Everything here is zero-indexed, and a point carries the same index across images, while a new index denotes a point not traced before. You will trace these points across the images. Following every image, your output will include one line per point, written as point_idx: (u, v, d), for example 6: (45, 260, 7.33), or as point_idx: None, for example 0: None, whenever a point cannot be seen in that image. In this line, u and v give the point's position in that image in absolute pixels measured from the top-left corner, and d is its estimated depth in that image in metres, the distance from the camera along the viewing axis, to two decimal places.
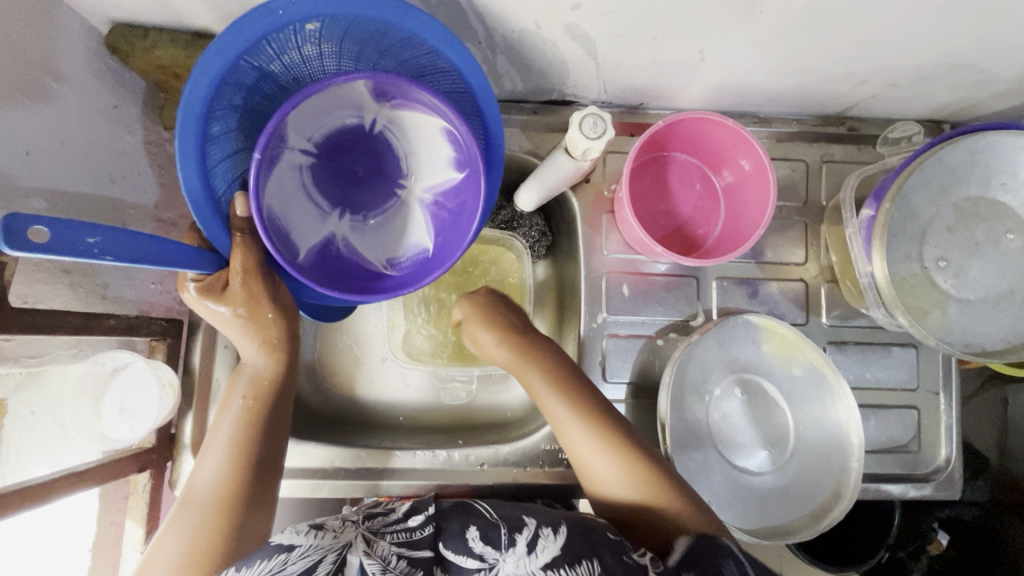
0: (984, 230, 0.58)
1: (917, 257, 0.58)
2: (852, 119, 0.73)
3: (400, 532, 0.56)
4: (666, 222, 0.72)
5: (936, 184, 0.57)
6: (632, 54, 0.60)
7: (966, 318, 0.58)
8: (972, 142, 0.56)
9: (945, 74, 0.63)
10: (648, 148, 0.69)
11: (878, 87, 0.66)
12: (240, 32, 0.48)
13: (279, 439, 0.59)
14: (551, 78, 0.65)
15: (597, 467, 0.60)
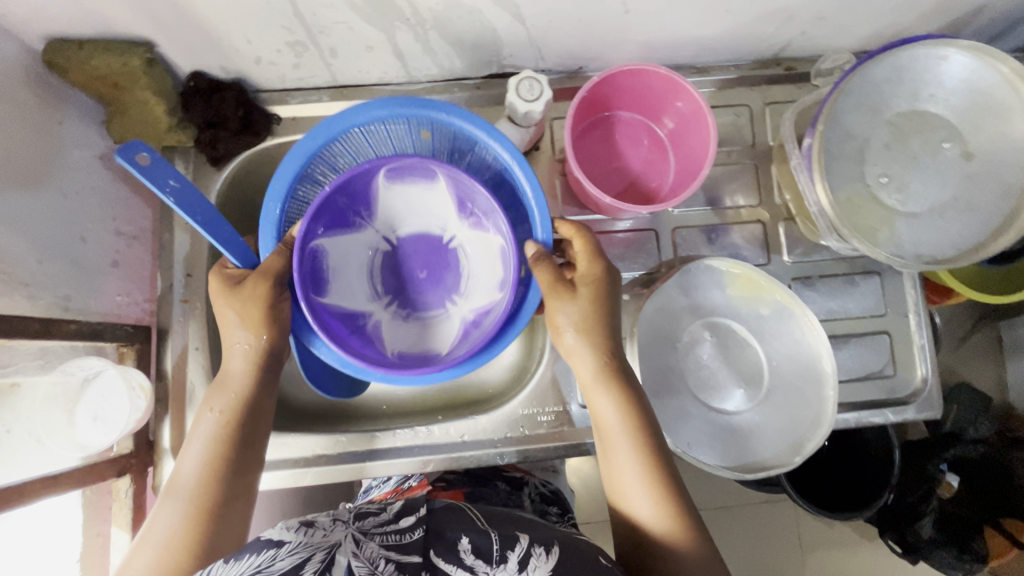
0: (920, 142, 0.59)
1: (859, 176, 0.59)
2: (788, 60, 0.75)
3: (391, 534, 0.52)
4: (620, 179, 0.73)
5: (865, 103, 0.59)
6: (558, 14, 0.61)
7: (914, 231, 0.59)
8: (892, 58, 0.57)
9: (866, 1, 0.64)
10: (591, 109, 0.70)
11: (806, 22, 0.67)
12: (367, 108, 0.58)
13: (257, 445, 0.58)
14: (485, 50, 0.67)
15: (622, 468, 0.58)
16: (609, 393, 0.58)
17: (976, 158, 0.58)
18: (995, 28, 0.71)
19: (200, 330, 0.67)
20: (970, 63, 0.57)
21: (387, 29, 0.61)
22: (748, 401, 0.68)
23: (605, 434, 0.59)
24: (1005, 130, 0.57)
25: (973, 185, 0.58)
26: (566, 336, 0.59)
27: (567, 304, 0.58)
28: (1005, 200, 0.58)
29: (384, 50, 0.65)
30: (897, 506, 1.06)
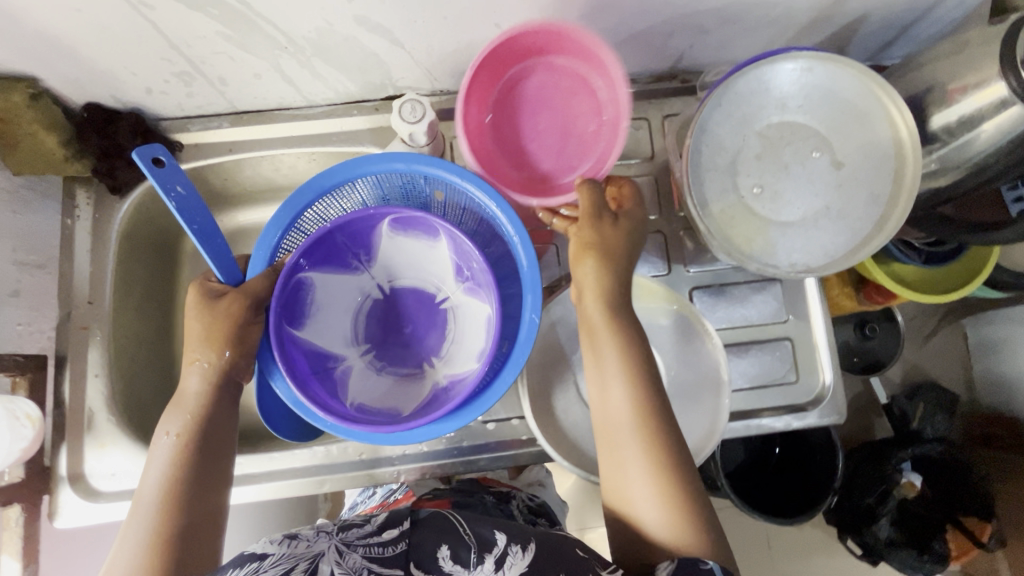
0: (791, 152, 0.59)
1: (732, 187, 0.60)
2: (683, 73, 0.76)
3: (373, 545, 0.51)
4: (554, 137, 0.63)
5: (733, 116, 0.59)
6: (436, 37, 0.62)
7: (788, 239, 0.59)
8: (755, 72, 0.58)
9: (744, 15, 0.65)
10: (499, 68, 0.61)
11: (690, 36, 0.69)
12: (390, 158, 0.57)
13: (218, 467, 0.55)
14: (375, 73, 0.68)
15: (635, 458, 0.54)
16: (623, 369, 0.55)
17: (846, 166, 0.59)
18: (881, 36, 0.72)
19: (100, 357, 0.68)
20: (831, 74, 0.58)
21: (269, 57, 0.63)
22: None
23: (614, 418, 0.55)
24: (870, 138, 0.58)
25: (844, 194, 0.59)
26: (587, 265, 0.56)
27: (608, 232, 0.57)
28: (873, 207, 0.58)
29: (274, 77, 0.66)
30: (855, 511, 1.10)
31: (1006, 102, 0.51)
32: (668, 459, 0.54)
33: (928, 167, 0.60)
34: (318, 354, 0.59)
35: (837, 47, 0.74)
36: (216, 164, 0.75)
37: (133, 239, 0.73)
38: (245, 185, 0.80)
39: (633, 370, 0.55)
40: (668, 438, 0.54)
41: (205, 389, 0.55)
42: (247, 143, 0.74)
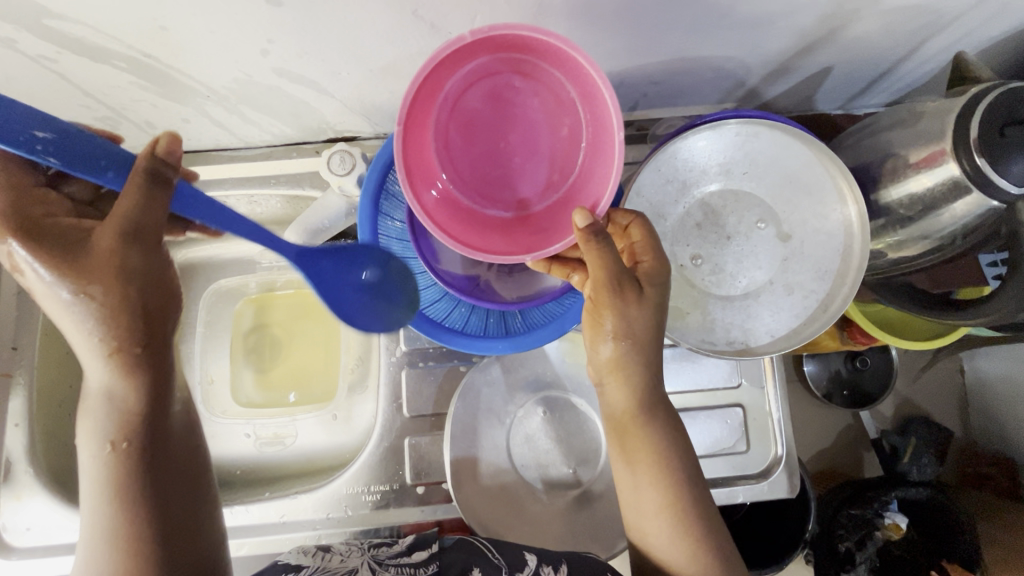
0: (733, 222, 0.57)
1: (671, 256, 0.57)
2: (640, 120, 0.72)
3: (405, 567, 0.55)
4: (523, 156, 0.54)
5: (674, 181, 0.56)
6: (366, 85, 0.59)
7: (727, 311, 0.56)
8: (701, 135, 0.55)
9: (696, 66, 0.62)
10: (425, 123, 0.51)
11: (642, 85, 0.65)
12: None
13: (184, 473, 0.46)
14: (311, 118, 0.65)
15: (661, 541, 0.49)
16: (645, 450, 0.49)
17: (793, 239, 0.56)
18: (849, 88, 0.68)
19: (22, 407, 0.67)
20: (782, 141, 0.54)
21: (193, 104, 0.60)
22: (584, 479, 0.66)
23: (641, 503, 0.50)
24: (820, 211, 0.54)
25: (790, 268, 0.56)
26: (605, 346, 0.49)
27: (630, 310, 0.47)
28: (821, 284, 0.55)
29: (203, 121, 0.64)
30: (832, 555, 1.05)
31: (958, 184, 0.48)
32: (696, 534, 0.48)
33: (889, 239, 0.56)
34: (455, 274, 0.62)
35: (803, 97, 0.70)
36: None
37: None
38: None
39: (659, 439, 0.50)
40: (698, 514, 0.49)
41: (127, 377, 0.41)
42: None
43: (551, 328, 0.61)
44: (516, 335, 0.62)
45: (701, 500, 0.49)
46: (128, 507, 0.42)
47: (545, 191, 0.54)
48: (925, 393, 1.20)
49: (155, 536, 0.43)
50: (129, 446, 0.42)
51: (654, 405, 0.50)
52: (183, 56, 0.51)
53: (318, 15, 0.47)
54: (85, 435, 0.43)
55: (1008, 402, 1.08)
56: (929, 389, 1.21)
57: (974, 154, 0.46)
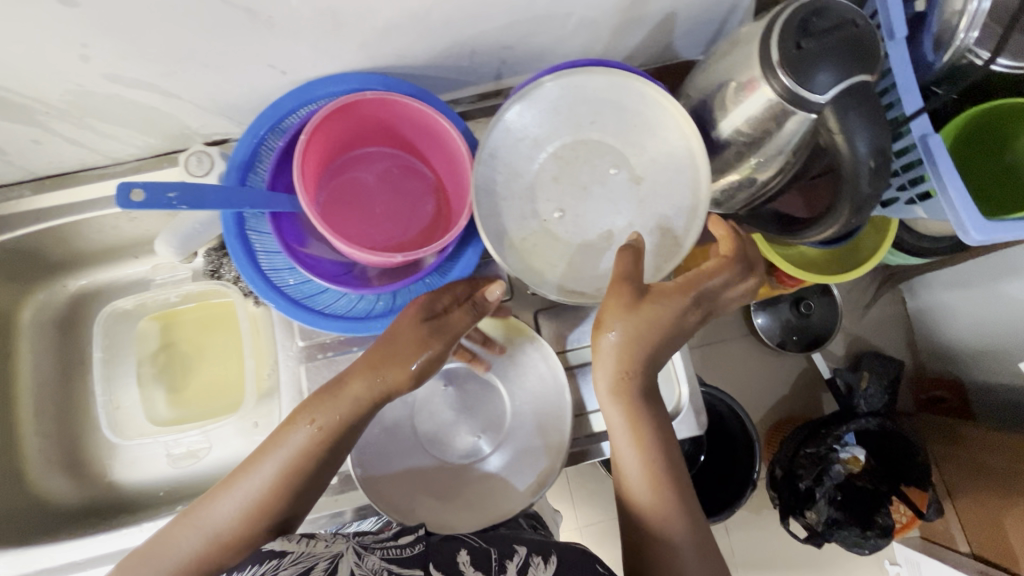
0: (588, 171, 0.58)
1: (532, 212, 0.58)
2: (508, 89, 0.74)
3: (392, 549, 0.51)
4: (393, 208, 0.65)
5: (525, 139, 0.57)
6: (210, 84, 0.59)
7: (591, 259, 0.57)
8: (540, 93, 0.56)
9: (542, 27, 0.63)
10: (325, 156, 0.61)
11: (497, 52, 0.66)
12: (300, 96, 0.62)
13: (339, 458, 0.55)
14: (170, 125, 0.65)
15: (638, 492, 0.56)
16: (636, 424, 0.57)
17: (645, 181, 0.57)
18: (701, 32, 0.70)
19: None
20: (616, 87, 0.56)
21: (37, 123, 0.59)
22: (489, 446, 0.67)
23: (627, 463, 0.57)
24: (664, 148, 0.57)
25: (647, 207, 0.57)
26: (606, 335, 0.54)
27: (631, 312, 0.53)
28: (672, 218, 0.57)
29: (57, 141, 0.63)
30: (794, 494, 1.17)
31: (776, 103, 0.49)
32: (664, 495, 0.56)
33: (753, 162, 0.57)
34: (334, 269, 0.62)
35: (661, 47, 0.72)
36: (28, 236, 0.71)
37: None
38: (73, 250, 0.77)
39: (643, 422, 0.57)
40: (671, 486, 0.56)
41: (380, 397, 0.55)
42: (53, 208, 0.70)
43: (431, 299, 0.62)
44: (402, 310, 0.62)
45: (676, 480, 0.57)
46: (283, 475, 0.52)
47: (407, 233, 0.64)
48: (871, 324, 1.35)
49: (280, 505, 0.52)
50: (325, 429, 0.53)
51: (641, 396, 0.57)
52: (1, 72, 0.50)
53: (122, 13, 0.47)
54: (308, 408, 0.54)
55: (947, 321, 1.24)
56: (876, 322, 1.35)
57: (779, 74, 0.48)
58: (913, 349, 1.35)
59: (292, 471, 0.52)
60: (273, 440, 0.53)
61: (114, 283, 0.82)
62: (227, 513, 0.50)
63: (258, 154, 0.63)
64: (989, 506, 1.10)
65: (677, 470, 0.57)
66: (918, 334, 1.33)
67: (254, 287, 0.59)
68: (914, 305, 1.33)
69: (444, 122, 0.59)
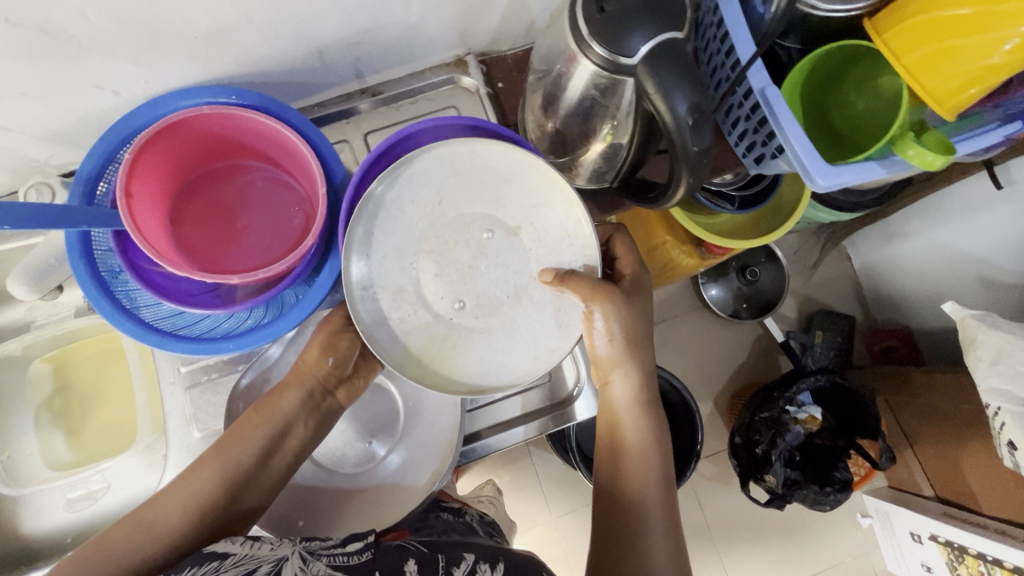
0: (465, 249, 0.57)
1: (434, 313, 0.56)
2: (372, 86, 0.73)
3: (340, 555, 0.49)
4: (253, 223, 0.63)
5: (391, 250, 0.56)
6: (36, 111, 0.56)
7: (514, 335, 0.57)
8: (390, 181, 0.55)
9: (384, 18, 0.62)
10: (171, 177, 0.60)
11: (347, 49, 0.65)
12: (152, 109, 0.60)
13: (288, 469, 0.57)
14: (12, 161, 0.62)
15: (628, 475, 0.59)
16: (632, 412, 0.61)
17: (523, 228, 0.57)
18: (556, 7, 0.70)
19: None
20: (462, 150, 0.56)
21: None
22: (384, 447, 0.66)
23: (620, 426, 0.62)
24: (515, 159, 0.56)
25: (534, 255, 0.57)
26: (600, 338, 0.58)
27: (623, 306, 0.56)
28: (564, 252, 0.56)
29: None
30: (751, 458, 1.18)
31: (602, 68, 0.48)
32: (650, 484, 0.59)
33: (608, 127, 0.57)
34: (191, 287, 0.61)
35: (522, 26, 0.72)
36: None
37: None
38: None
39: (641, 414, 0.61)
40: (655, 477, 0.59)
41: (314, 402, 0.59)
42: None
43: (290, 314, 0.60)
44: (263, 327, 0.61)
45: (663, 475, 0.60)
46: (227, 474, 0.53)
47: (266, 247, 0.62)
48: (813, 282, 1.36)
49: (222, 509, 0.52)
50: (274, 430, 0.56)
51: (643, 390, 0.61)
52: None
53: None
54: (263, 407, 0.57)
55: (885, 270, 1.25)
56: (818, 279, 1.36)
57: (595, 44, 0.47)
58: (860, 302, 1.36)
59: (237, 470, 0.54)
60: (230, 433, 0.55)
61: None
62: (166, 513, 0.51)
63: (110, 169, 0.60)
64: (947, 449, 1.10)
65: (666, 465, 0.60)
66: (867, 288, 1.34)
67: (99, 309, 0.57)
68: (861, 261, 1.34)
69: (289, 133, 0.57)
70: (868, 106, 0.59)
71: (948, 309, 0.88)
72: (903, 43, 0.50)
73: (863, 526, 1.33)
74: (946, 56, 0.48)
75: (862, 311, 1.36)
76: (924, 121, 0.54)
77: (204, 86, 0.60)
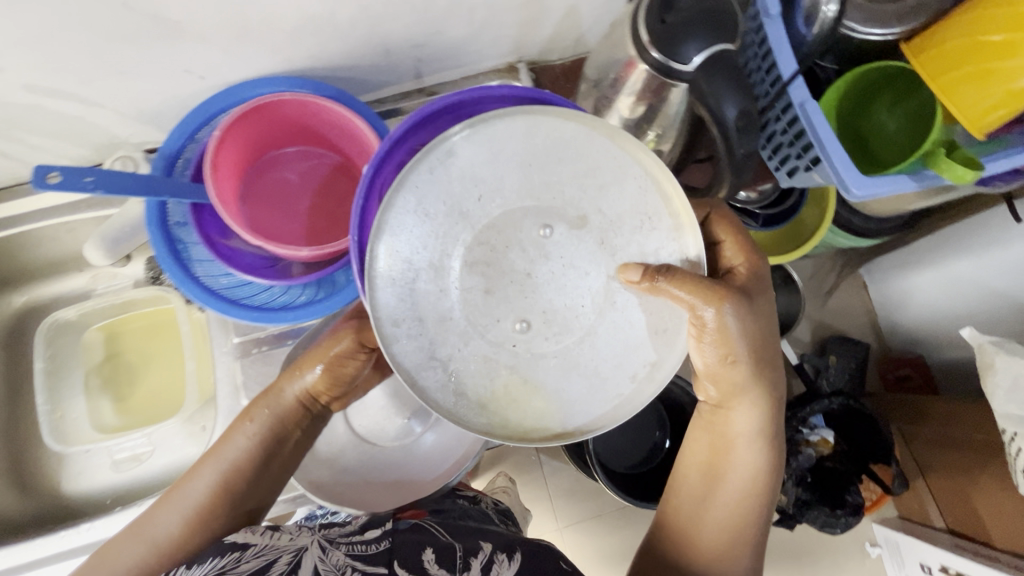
0: (520, 253, 0.48)
1: (496, 335, 0.48)
2: (428, 86, 0.77)
3: (357, 545, 0.55)
4: (316, 204, 0.67)
5: (427, 263, 0.47)
6: (128, 90, 0.61)
7: (598, 354, 0.49)
8: (422, 166, 0.47)
9: (450, 23, 0.66)
10: (245, 156, 0.65)
11: (411, 51, 0.69)
12: (234, 94, 0.65)
13: (276, 475, 0.56)
14: (96, 136, 0.67)
15: (726, 500, 0.57)
16: (743, 438, 0.57)
17: (590, 222, 0.48)
18: (605, 23, 0.75)
19: None
20: (514, 127, 0.47)
21: None
22: (421, 425, 0.71)
23: (726, 447, 0.58)
24: (576, 143, 0.48)
25: (606, 248, 0.49)
26: (709, 352, 0.53)
27: (743, 317, 0.51)
28: (647, 239, 0.49)
29: None
30: None
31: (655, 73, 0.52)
32: (745, 513, 0.57)
33: (652, 134, 0.62)
34: (254, 260, 0.64)
35: (572, 39, 0.76)
36: None
37: None
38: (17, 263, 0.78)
39: (755, 440, 0.57)
40: (752, 508, 0.57)
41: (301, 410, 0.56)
42: None
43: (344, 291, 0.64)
44: (318, 302, 0.64)
45: (758, 505, 0.58)
46: (218, 483, 0.53)
47: (326, 227, 0.66)
48: (830, 305, 1.38)
49: (217, 519, 0.52)
50: (259, 439, 0.54)
51: (762, 418, 0.57)
52: None
53: (29, 23, 0.50)
54: (249, 417, 0.55)
55: (903, 298, 1.27)
56: (835, 303, 1.38)
57: (651, 50, 0.51)
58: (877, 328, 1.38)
59: (227, 479, 0.53)
60: (222, 441, 0.55)
61: (61, 295, 0.83)
62: (166, 525, 0.52)
63: (189, 147, 0.65)
64: (960, 481, 1.11)
65: (764, 496, 0.58)
66: (882, 317, 1.36)
67: (169, 272, 0.61)
68: (875, 292, 1.35)
69: (358, 120, 0.62)
70: (905, 124, 0.63)
71: (966, 335, 0.90)
72: (937, 66, 0.54)
73: (871, 556, 1.33)
74: (976, 79, 0.52)
75: (878, 338, 1.38)
76: (954, 142, 0.58)
77: (282, 77, 0.66)
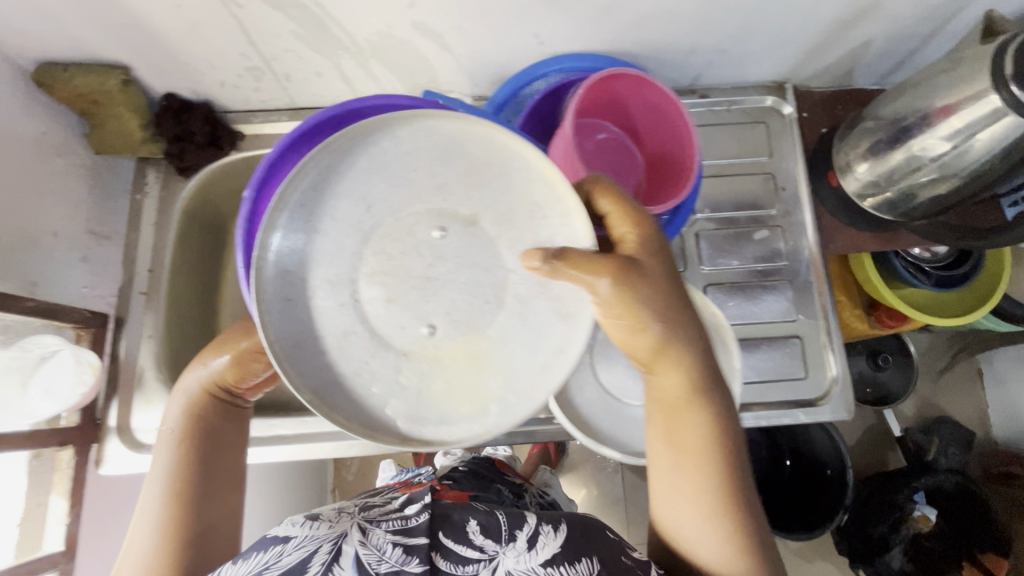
0: (415, 259, 0.48)
1: (400, 338, 0.47)
2: (702, 88, 0.84)
3: (397, 521, 0.58)
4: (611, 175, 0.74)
5: (330, 275, 0.47)
6: (480, 41, 0.70)
7: (513, 350, 0.48)
8: (305, 175, 0.46)
9: (761, 36, 0.72)
10: None
11: (709, 53, 0.76)
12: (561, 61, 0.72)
13: (229, 469, 0.56)
14: (422, 78, 0.77)
15: (705, 498, 0.49)
16: (695, 431, 0.49)
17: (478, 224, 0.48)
18: (883, 63, 0.79)
19: (155, 321, 0.79)
20: (399, 135, 0.47)
21: (332, 56, 0.71)
22: None
23: (675, 440, 0.50)
24: (483, 153, 0.48)
25: (503, 241, 0.48)
26: (619, 325, 0.47)
27: (641, 288, 0.46)
28: (539, 227, 0.48)
29: (332, 75, 0.75)
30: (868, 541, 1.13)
31: (999, 109, 0.56)
32: (740, 512, 0.49)
33: (925, 177, 0.66)
34: None
35: (844, 71, 0.81)
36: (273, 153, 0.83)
37: (193, 220, 0.81)
38: None
39: (708, 429, 0.49)
40: (750, 509, 0.49)
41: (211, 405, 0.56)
42: None
43: None
44: None
45: (752, 498, 0.50)
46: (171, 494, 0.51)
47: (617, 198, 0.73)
48: None
49: (191, 524, 0.51)
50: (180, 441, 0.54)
51: (711, 398, 0.49)
52: (344, 11, 0.62)
53: None
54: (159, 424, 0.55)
55: None
56: None
57: (1012, 85, 0.54)
58: None
59: (177, 486, 0.52)
60: (153, 464, 0.54)
61: None
62: (140, 545, 0.50)
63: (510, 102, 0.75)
64: None
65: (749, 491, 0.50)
66: None
67: None
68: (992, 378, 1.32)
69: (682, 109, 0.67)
70: None
71: None
72: None
73: None
74: None
75: None
76: None
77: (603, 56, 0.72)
